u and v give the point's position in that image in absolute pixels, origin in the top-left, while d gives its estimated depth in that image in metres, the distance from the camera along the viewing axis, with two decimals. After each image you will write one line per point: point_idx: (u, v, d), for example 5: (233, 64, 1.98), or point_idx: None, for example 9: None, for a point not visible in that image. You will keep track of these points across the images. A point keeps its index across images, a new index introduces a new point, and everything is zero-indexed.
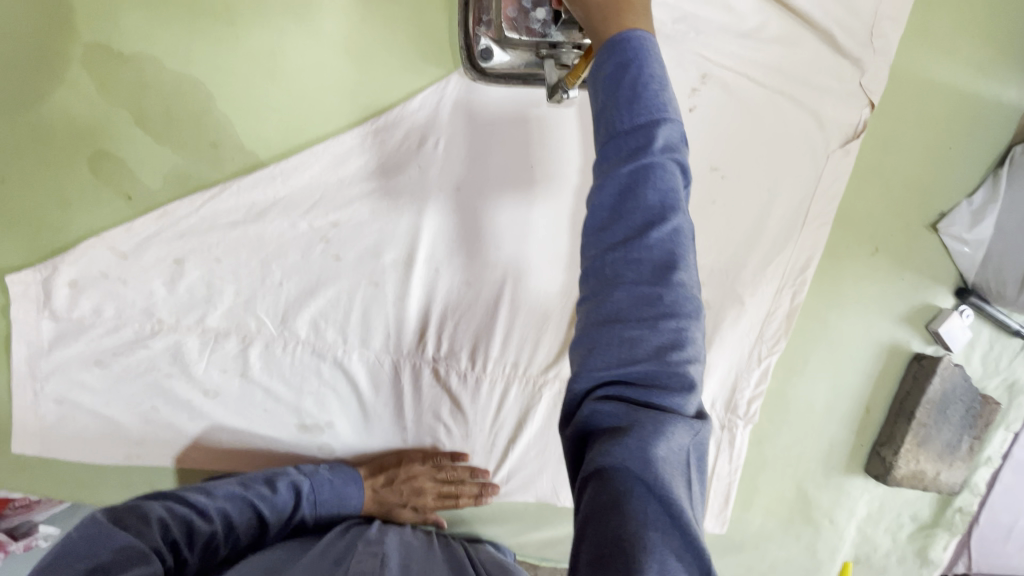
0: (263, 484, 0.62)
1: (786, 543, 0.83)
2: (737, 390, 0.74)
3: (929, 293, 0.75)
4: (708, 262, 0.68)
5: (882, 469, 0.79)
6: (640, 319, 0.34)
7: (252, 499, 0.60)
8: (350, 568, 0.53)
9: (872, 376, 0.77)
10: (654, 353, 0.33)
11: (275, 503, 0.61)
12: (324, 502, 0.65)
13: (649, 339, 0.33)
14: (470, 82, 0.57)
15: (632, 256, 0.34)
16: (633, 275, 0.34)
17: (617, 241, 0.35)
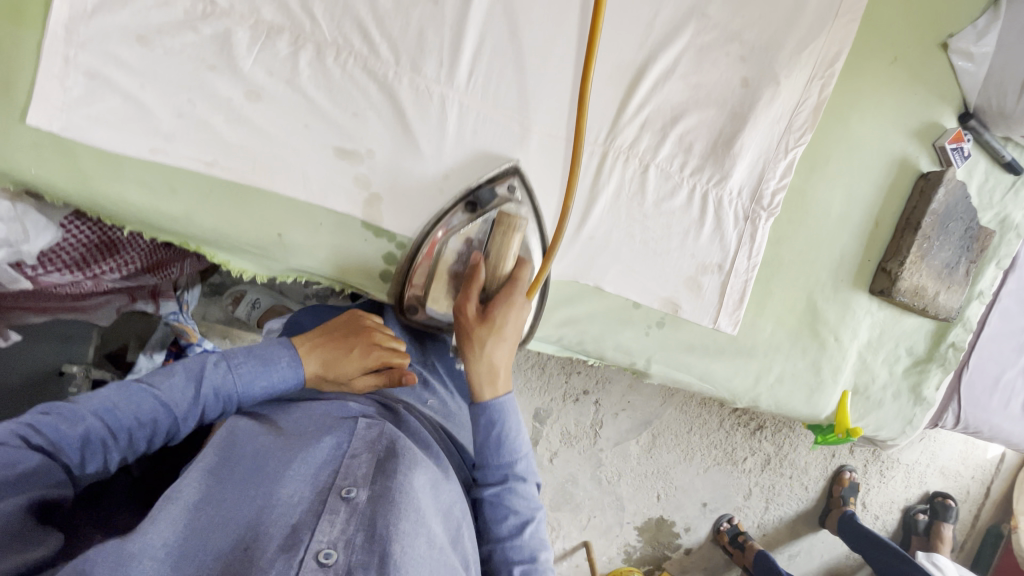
0: (169, 388, 0.60)
1: (793, 357, 0.85)
2: (763, 181, 0.77)
3: (937, 113, 0.81)
4: (751, 38, 0.72)
5: (887, 283, 0.82)
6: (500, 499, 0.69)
7: (155, 389, 0.60)
8: (341, 472, 0.56)
9: (883, 190, 0.82)
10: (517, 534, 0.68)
11: (178, 389, 0.61)
12: (241, 371, 0.64)
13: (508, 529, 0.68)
14: (451, 220, 0.72)
15: (499, 450, 0.69)
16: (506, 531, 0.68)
17: (487, 429, 0.69)
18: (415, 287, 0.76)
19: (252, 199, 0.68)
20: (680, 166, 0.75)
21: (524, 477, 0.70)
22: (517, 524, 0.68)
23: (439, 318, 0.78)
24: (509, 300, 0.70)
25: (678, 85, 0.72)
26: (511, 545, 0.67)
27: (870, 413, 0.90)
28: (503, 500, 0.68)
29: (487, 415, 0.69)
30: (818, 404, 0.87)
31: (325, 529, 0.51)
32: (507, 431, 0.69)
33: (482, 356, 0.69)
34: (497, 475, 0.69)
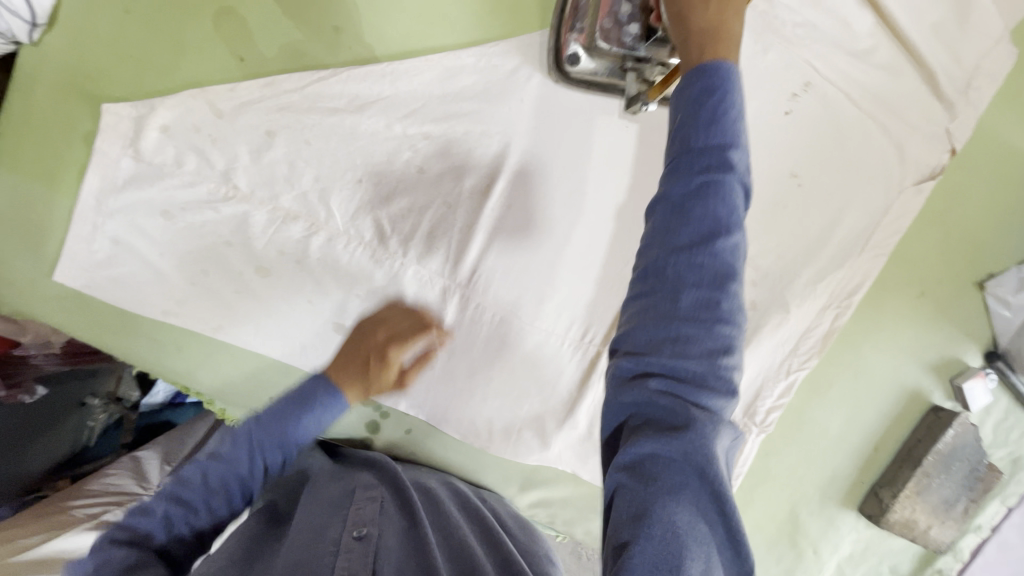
0: (214, 464, 0.53)
1: (766, 562, 0.83)
2: (759, 397, 0.75)
3: (960, 349, 0.76)
4: (766, 264, 0.70)
5: (877, 509, 0.79)
6: (692, 336, 0.37)
7: (213, 464, 0.53)
8: (350, 521, 0.54)
9: (888, 417, 0.78)
10: (703, 369, 0.38)
11: (236, 456, 0.54)
12: (282, 420, 0.55)
13: (691, 365, 0.37)
14: (581, 2, 0.56)
15: (685, 293, 0.37)
16: (685, 363, 0.37)
17: (640, 398, 0.39)
18: (578, 38, 0.57)
19: (248, 365, 0.71)
20: None
21: (731, 345, 0.38)
22: (710, 367, 0.38)
23: (601, 63, 0.58)
24: (703, 38, 0.42)
25: None
26: (704, 371, 0.38)
27: None
28: (699, 448, 0.36)
29: (691, 228, 0.38)
30: None
31: (344, 562, 0.48)
32: (711, 265, 0.38)
33: (706, 21, 0.42)
34: (684, 325, 0.37)
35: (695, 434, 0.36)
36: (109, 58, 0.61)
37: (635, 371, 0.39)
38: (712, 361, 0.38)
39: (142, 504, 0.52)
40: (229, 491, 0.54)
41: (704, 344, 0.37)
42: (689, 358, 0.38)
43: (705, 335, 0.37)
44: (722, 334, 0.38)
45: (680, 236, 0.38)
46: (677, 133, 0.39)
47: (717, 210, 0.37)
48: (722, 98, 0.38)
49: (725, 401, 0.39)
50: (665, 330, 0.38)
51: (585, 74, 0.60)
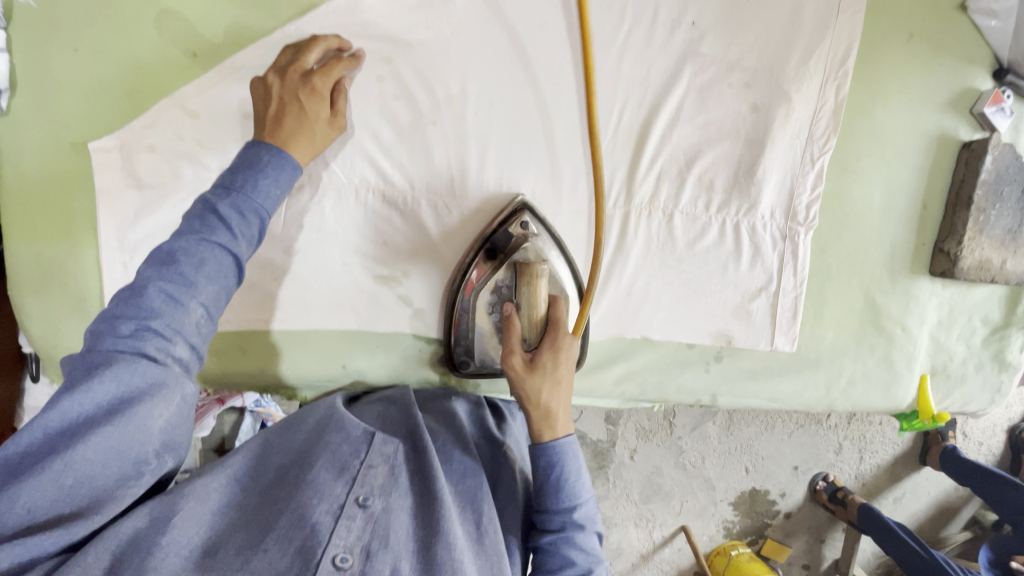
0: (194, 244, 0.51)
1: (861, 357, 0.83)
2: (795, 196, 0.75)
3: (969, 77, 0.75)
4: (751, 62, 0.70)
5: (948, 264, 0.79)
6: (566, 539, 0.59)
7: (185, 295, 0.49)
8: (357, 478, 0.57)
9: (924, 171, 0.78)
10: (580, 571, 0.58)
11: (207, 286, 0.50)
12: (189, 292, 0.49)
13: (580, 561, 0.58)
14: (463, 302, 0.71)
15: (562, 490, 0.59)
16: (563, 505, 0.59)
17: (550, 471, 0.59)
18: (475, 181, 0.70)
19: (312, 341, 0.73)
20: (705, 205, 0.74)
21: (583, 524, 0.59)
22: (586, 573, 0.58)
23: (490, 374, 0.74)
24: (554, 353, 0.61)
25: (687, 129, 0.71)
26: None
27: (954, 391, 0.87)
28: (556, 533, 0.59)
29: (545, 458, 0.59)
30: (897, 396, 0.85)
31: (342, 533, 0.53)
32: (568, 476, 0.59)
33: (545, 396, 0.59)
34: (555, 530, 0.59)
35: (574, 565, 0.58)
36: (79, 100, 0.63)
37: (546, 451, 0.59)
38: (575, 567, 0.58)
39: (105, 354, 0.46)
40: (206, 339, 0.51)
41: (579, 547, 0.59)
42: (556, 515, 0.59)
43: (569, 531, 0.59)
44: (576, 516, 0.59)
45: (542, 457, 0.59)
46: (536, 463, 0.60)
47: (560, 467, 0.59)
48: (562, 470, 0.59)
49: (590, 546, 0.59)
50: (572, 470, 0.59)
51: (478, 368, 0.74)
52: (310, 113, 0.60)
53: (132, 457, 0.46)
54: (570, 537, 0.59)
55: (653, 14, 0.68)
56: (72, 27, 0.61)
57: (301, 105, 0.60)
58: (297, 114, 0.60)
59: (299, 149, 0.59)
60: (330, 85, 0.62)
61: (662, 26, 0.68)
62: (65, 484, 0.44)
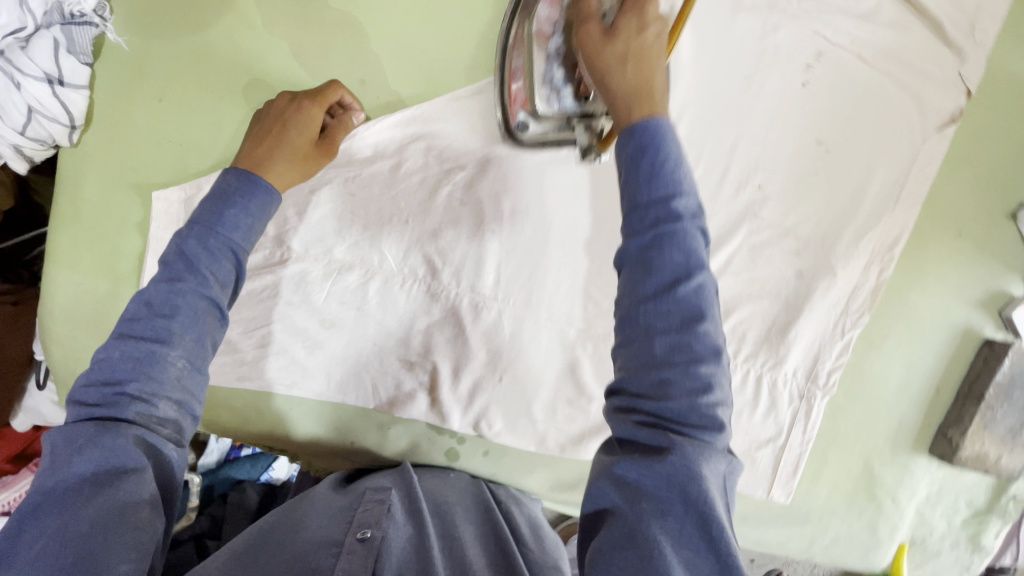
0: (163, 290, 0.47)
1: (849, 518, 0.85)
2: (819, 361, 0.77)
3: (1004, 281, 0.78)
4: (806, 233, 0.72)
5: (948, 449, 0.81)
6: (683, 342, 0.41)
7: (160, 350, 0.45)
8: (355, 522, 0.56)
9: (944, 358, 0.80)
10: (702, 389, 0.41)
11: (185, 335, 0.46)
12: (169, 334, 0.46)
13: (690, 355, 0.41)
14: (515, 57, 0.60)
15: (654, 271, 0.42)
16: (663, 277, 0.41)
17: (645, 253, 0.42)
18: (523, 108, 0.62)
19: (326, 413, 0.73)
20: (733, 353, 0.76)
21: (716, 352, 0.42)
22: (708, 367, 0.41)
23: (552, 123, 0.61)
24: (640, 9, 0.49)
25: (732, 282, 0.73)
26: (694, 406, 0.41)
27: (927, 562, 0.90)
28: (680, 466, 0.39)
29: (638, 244, 0.43)
30: (874, 560, 0.87)
31: (343, 564, 0.50)
32: (678, 254, 0.41)
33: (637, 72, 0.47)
34: (673, 335, 0.41)
35: (678, 456, 0.39)
36: (150, 147, 0.62)
37: (625, 252, 0.43)
38: (694, 394, 0.41)
39: (82, 426, 0.43)
40: (192, 391, 0.47)
41: (690, 351, 0.41)
42: (671, 368, 0.41)
43: (681, 374, 0.41)
44: (700, 373, 0.41)
45: (647, 284, 0.42)
46: (624, 194, 0.44)
47: (676, 256, 0.41)
48: (655, 153, 0.44)
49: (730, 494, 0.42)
50: (671, 149, 0.44)
51: (537, 137, 0.63)
52: (287, 137, 0.58)
53: (130, 527, 0.41)
54: (697, 465, 0.39)
55: (724, 171, 0.69)
56: (162, 76, 0.61)
57: (282, 127, 0.58)
58: (279, 137, 0.58)
59: (279, 177, 0.57)
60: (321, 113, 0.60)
61: (730, 183, 0.70)
62: (76, 553, 0.39)
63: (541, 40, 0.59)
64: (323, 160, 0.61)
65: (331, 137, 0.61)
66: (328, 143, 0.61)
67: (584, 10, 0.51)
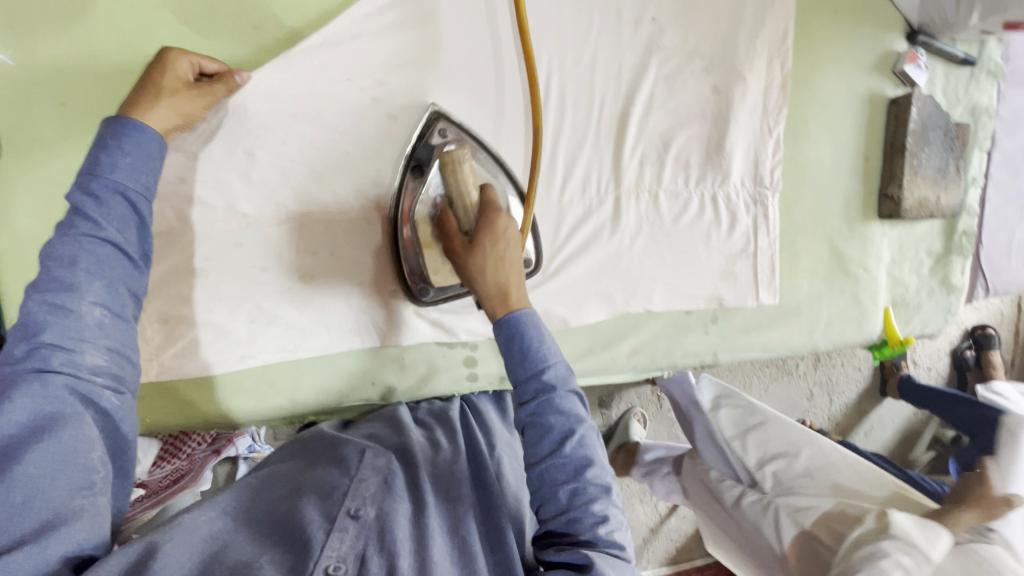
0: (63, 245, 0.44)
1: (834, 299, 0.92)
2: (760, 163, 0.83)
3: (888, 42, 0.87)
4: (707, 48, 0.78)
5: (894, 206, 0.89)
6: (543, 418, 0.51)
7: (69, 299, 0.43)
8: (349, 492, 0.55)
9: (863, 128, 0.88)
10: (569, 438, 0.51)
11: (94, 281, 0.45)
12: (76, 278, 0.44)
13: (560, 425, 0.51)
14: (411, 189, 0.68)
15: (527, 357, 0.53)
16: (529, 383, 0.52)
17: (510, 341, 0.53)
18: (411, 261, 0.69)
19: (340, 361, 0.74)
20: (685, 181, 0.81)
21: (606, 490, 0.51)
22: (574, 444, 0.51)
23: (449, 285, 0.70)
24: (492, 225, 0.57)
25: (660, 115, 0.78)
26: (554, 461, 0.51)
27: (913, 317, 0.98)
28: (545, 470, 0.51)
29: (506, 333, 0.54)
30: (868, 329, 0.95)
31: (335, 545, 0.50)
32: (529, 342, 0.53)
33: (495, 277, 0.55)
34: (531, 407, 0.52)
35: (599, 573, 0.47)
36: (71, 157, 0.61)
37: (502, 324, 0.54)
38: (575, 495, 0.50)
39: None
40: (116, 335, 0.46)
41: (570, 467, 0.51)
42: (563, 489, 0.50)
43: (576, 502, 0.50)
44: (573, 454, 0.51)
45: (522, 370, 0.53)
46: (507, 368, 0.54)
47: (529, 347, 0.53)
48: (523, 340, 0.53)
49: (567, 407, 0.52)
50: (534, 333, 0.53)
51: (438, 296, 0.72)
52: (160, 84, 0.55)
53: (77, 467, 0.41)
54: (587, 471, 0.51)
55: (616, 14, 0.74)
56: (56, 80, 0.59)
57: (149, 78, 0.55)
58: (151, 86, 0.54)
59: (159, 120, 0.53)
60: (188, 64, 0.58)
61: (625, 23, 0.75)
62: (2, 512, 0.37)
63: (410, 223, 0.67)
64: (193, 110, 0.57)
65: (201, 88, 0.58)
66: (196, 93, 0.58)
67: (448, 223, 0.60)
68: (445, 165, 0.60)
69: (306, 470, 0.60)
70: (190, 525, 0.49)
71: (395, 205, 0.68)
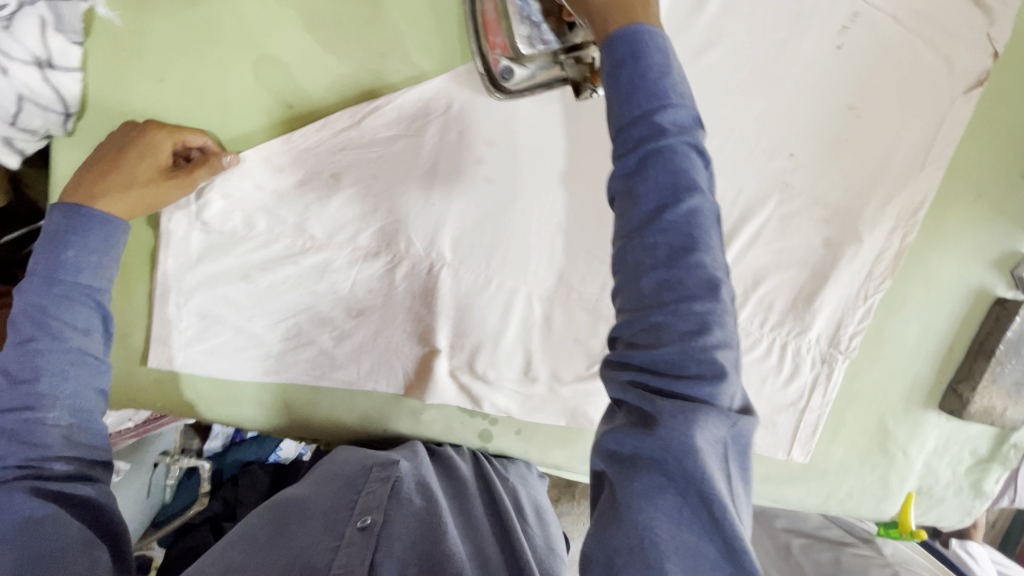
0: (19, 352, 0.49)
1: (862, 473, 0.89)
2: (842, 327, 0.78)
3: (1018, 240, 0.80)
4: (834, 200, 0.72)
5: (958, 405, 0.85)
6: (654, 167, 0.39)
7: (39, 386, 0.48)
8: (357, 507, 0.59)
9: (958, 318, 0.82)
10: (676, 203, 0.38)
11: (59, 394, 0.49)
12: (38, 360, 0.48)
13: (663, 186, 0.38)
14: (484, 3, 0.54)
15: (636, 83, 0.39)
16: (632, 109, 0.39)
17: (623, 60, 0.40)
18: (496, 56, 0.55)
19: (357, 401, 0.72)
20: (761, 323, 0.77)
21: (712, 285, 0.38)
22: (680, 209, 0.38)
23: (543, 66, 0.55)
24: None
25: (761, 252, 0.73)
26: (673, 310, 0.38)
27: (932, 508, 0.95)
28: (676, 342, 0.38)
29: (629, 44, 0.40)
30: (883, 508, 0.92)
31: (342, 558, 0.52)
32: (652, 58, 0.40)
33: (620, 14, 0.43)
34: (637, 151, 0.39)
35: (681, 432, 0.36)
36: None
37: (620, 38, 0.41)
38: (690, 338, 0.38)
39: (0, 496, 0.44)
40: (87, 410, 0.51)
41: (681, 289, 0.38)
42: (663, 310, 0.38)
43: (679, 318, 0.38)
44: (693, 311, 0.38)
45: (637, 210, 0.39)
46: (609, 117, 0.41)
47: (669, 171, 0.38)
48: (638, 64, 0.40)
49: (713, 353, 0.38)
50: (661, 56, 0.40)
51: (524, 83, 0.57)
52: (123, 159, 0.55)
53: (72, 544, 0.45)
54: (709, 335, 0.38)
55: (755, 140, 0.68)
56: (162, 54, 0.56)
57: (119, 153, 0.55)
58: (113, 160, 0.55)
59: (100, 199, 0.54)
60: (172, 147, 0.57)
61: (760, 152, 0.68)
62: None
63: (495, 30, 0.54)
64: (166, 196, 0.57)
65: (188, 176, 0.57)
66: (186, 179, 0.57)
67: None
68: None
69: (321, 484, 0.64)
70: (217, 550, 0.54)
71: (474, 23, 0.56)
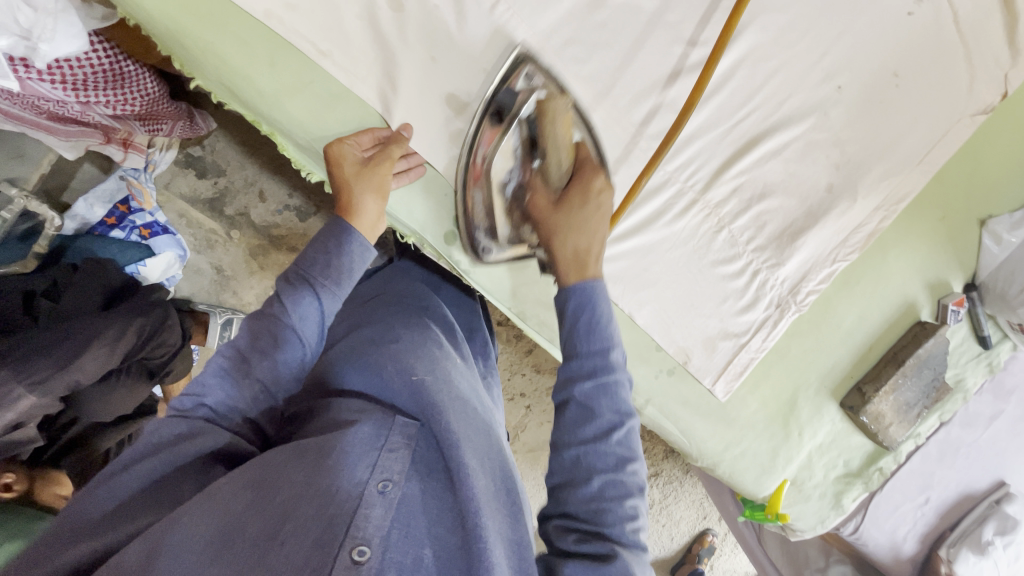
0: (299, 306, 0.61)
1: (761, 438, 0.92)
2: (805, 279, 0.82)
3: (951, 275, 0.91)
4: (849, 151, 0.77)
5: (858, 401, 0.90)
6: (604, 382, 0.53)
7: (304, 333, 0.62)
8: (380, 463, 0.52)
9: (886, 322, 0.90)
10: (618, 424, 0.52)
11: (286, 332, 0.60)
12: (305, 315, 0.61)
13: (602, 423, 0.52)
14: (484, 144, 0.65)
15: (591, 333, 0.54)
16: (591, 346, 0.54)
17: (580, 310, 0.55)
18: (488, 228, 0.70)
19: (344, 108, 0.63)
20: (748, 239, 0.79)
21: (639, 489, 0.51)
22: (620, 432, 0.52)
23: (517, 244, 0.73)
24: (591, 177, 0.62)
25: (778, 167, 0.76)
26: (597, 447, 0.51)
27: (796, 503, 0.98)
28: (615, 510, 0.49)
29: (577, 302, 0.56)
30: (762, 482, 0.94)
31: (359, 522, 0.46)
32: (598, 317, 0.55)
33: (595, 211, 0.61)
34: (589, 380, 0.53)
35: (620, 558, 0.46)
36: None
37: (574, 290, 0.56)
38: (624, 523, 0.49)
39: (167, 418, 0.54)
40: (290, 343, 0.61)
41: (622, 486, 0.50)
42: (606, 499, 0.50)
43: (617, 506, 0.49)
44: (629, 505, 0.50)
45: (588, 429, 0.52)
46: (566, 344, 0.55)
47: (611, 403, 0.52)
48: (590, 313, 0.55)
49: (621, 398, 0.53)
50: (604, 308, 0.55)
51: (500, 256, 0.73)
52: (359, 208, 0.64)
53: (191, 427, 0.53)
54: (624, 484, 0.50)
55: (822, 55, 0.72)
56: None
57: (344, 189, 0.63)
58: (345, 202, 0.64)
59: (369, 235, 0.66)
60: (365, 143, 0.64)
61: (820, 71, 0.72)
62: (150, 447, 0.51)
63: (477, 169, 0.66)
64: (384, 182, 0.64)
65: (374, 167, 0.63)
66: (375, 182, 0.63)
67: (534, 182, 0.65)
68: (540, 110, 0.63)
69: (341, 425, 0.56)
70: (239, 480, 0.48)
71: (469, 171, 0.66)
